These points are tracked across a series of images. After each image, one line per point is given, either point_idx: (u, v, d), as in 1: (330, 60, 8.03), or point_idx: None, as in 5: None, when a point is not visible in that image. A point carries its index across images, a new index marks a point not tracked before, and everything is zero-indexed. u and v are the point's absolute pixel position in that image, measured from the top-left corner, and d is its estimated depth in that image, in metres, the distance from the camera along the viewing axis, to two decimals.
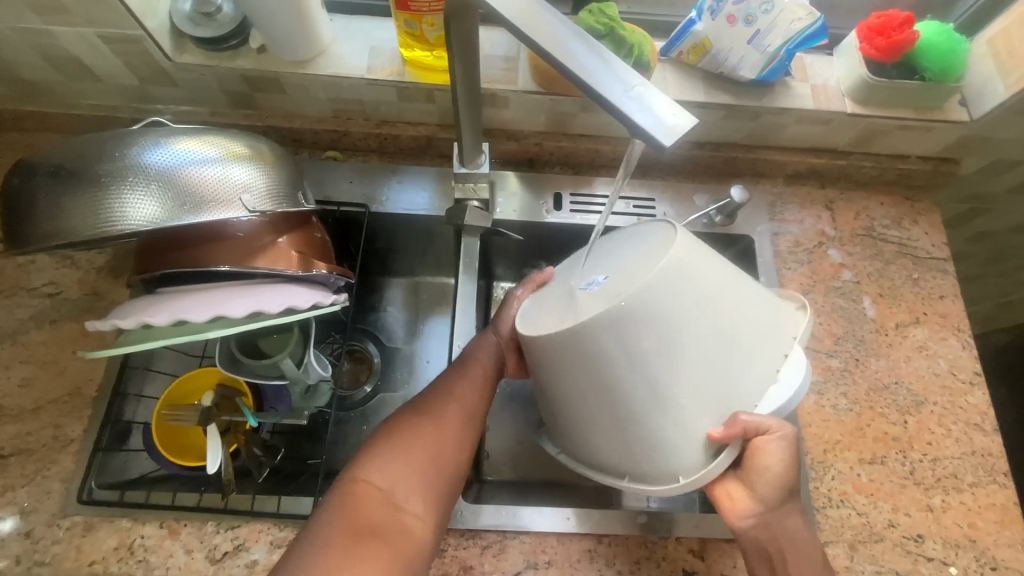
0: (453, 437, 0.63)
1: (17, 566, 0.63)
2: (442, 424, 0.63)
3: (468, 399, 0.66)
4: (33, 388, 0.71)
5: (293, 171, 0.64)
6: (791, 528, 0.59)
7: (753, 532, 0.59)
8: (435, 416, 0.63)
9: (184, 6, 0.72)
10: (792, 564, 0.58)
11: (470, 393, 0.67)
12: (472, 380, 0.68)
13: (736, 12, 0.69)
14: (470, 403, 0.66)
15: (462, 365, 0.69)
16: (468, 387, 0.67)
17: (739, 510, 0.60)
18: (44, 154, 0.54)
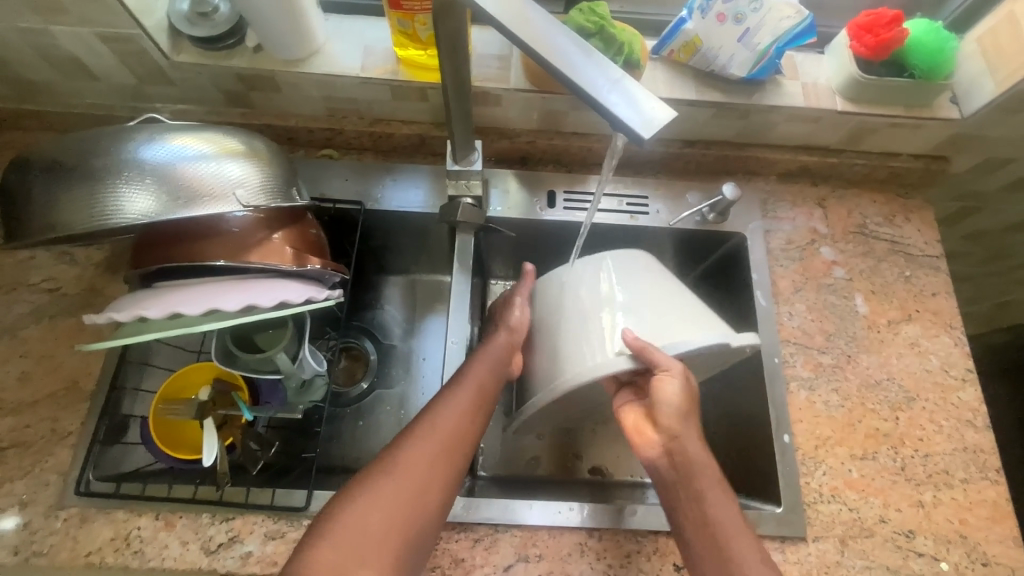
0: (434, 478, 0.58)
1: (14, 557, 0.64)
2: (423, 463, 0.58)
3: (455, 432, 0.61)
4: (31, 382, 0.72)
5: (287, 167, 0.65)
6: (699, 462, 0.61)
7: (658, 463, 0.63)
8: (415, 454, 0.58)
9: (181, 7, 0.73)
10: (695, 489, 0.59)
11: (457, 426, 0.62)
12: (460, 409, 0.63)
13: (725, 11, 0.70)
14: (456, 437, 0.61)
15: (438, 411, 0.62)
16: (441, 437, 0.60)
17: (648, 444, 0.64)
18: (41, 150, 0.56)
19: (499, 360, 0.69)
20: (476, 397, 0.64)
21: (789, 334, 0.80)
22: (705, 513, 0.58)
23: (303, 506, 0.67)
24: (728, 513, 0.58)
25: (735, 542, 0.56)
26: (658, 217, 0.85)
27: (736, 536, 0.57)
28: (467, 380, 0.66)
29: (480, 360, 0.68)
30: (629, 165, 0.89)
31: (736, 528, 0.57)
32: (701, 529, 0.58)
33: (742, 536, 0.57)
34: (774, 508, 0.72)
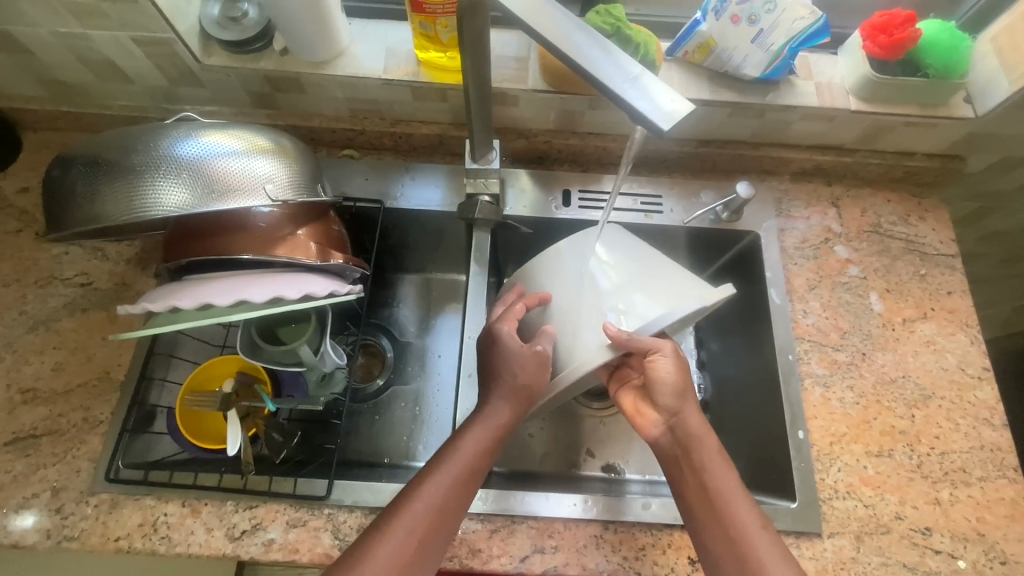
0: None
1: (47, 540, 0.66)
2: (391, 568, 0.54)
3: (428, 532, 0.57)
4: (64, 372, 0.74)
5: (313, 164, 0.67)
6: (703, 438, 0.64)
7: (661, 439, 0.66)
8: (383, 557, 0.55)
9: (212, 12, 0.76)
10: (695, 459, 0.63)
11: (430, 524, 0.57)
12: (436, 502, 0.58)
13: (740, 12, 0.71)
14: (428, 536, 0.57)
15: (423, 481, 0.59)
16: (425, 518, 0.57)
17: (649, 421, 0.69)
18: (82, 146, 0.58)
19: (490, 439, 0.62)
20: (457, 485, 0.59)
21: (804, 331, 0.81)
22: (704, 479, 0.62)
23: (325, 494, 0.69)
24: (729, 477, 0.62)
25: (733, 501, 0.60)
26: (672, 216, 0.86)
27: (734, 496, 0.61)
28: (449, 464, 0.60)
29: (469, 436, 0.62)
30: (643, 164, 0.90)
31: (733, 488, 0.61)
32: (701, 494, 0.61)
33: (738, 496, 0.61)
34: (790, 504, 0.72)
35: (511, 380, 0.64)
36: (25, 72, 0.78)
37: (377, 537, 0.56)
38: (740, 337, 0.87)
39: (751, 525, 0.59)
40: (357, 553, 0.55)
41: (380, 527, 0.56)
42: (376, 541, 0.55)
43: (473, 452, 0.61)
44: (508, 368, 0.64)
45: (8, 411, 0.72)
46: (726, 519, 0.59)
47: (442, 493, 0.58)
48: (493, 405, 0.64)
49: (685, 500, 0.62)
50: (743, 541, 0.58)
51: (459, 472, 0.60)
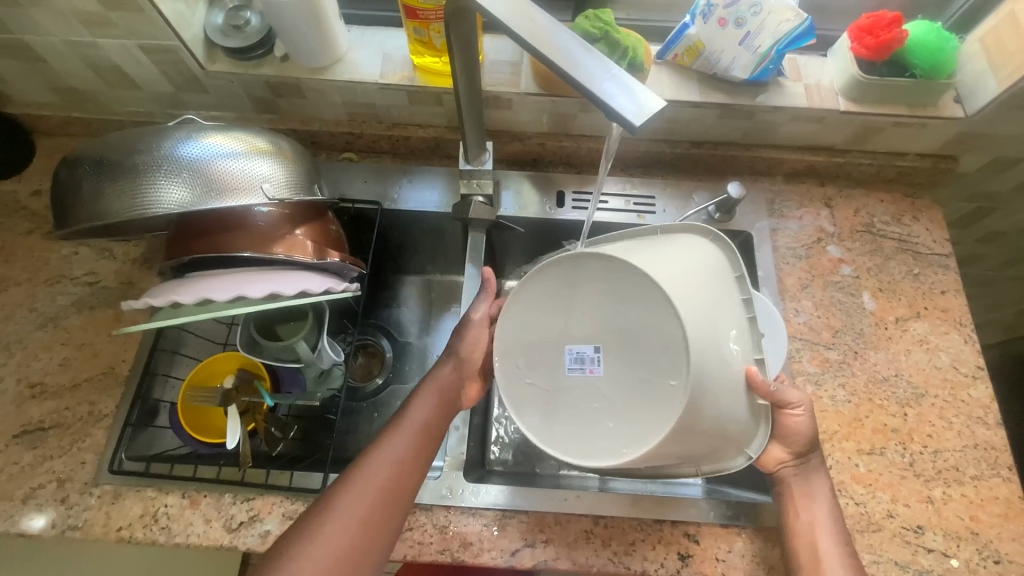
0: (367, 538, 0.55)
1: (52, 529, 0.68)
2: (355, 519, 0.56)
3: (389, 487, 0.58)
4: (71, 367, 0.77)
5: (310, 165, 0.70)
6: (820, 484, 0.68)
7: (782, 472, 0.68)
8: (348, 508, 0.56)
9: (216, 21, 0.79)
10: (795, 512, 0.67)
11: (391, 479, 0.59)
12: (397, 458, 0.60)
13: (727, 15, 0.73)
14: (391, 489, 0.58)
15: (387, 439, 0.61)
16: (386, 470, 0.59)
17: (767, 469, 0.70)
18: (88, 148, 0.61)
19: (440, 399, 0.65)
20: (415, 442, 0.62)
21: (795, 330, 0.81)
22: (801, 531, 0.66)
23: (320, 487, 0.70)
24: (821, 515, 0.66)
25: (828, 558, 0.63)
26: (665, 216, 0.87)
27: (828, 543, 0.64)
28: (405, 422, 0.63)
29: (420, 398, 0.65)
30: (636, 165, 0.91)
31: (831, 536, 0.65)
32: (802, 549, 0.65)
33: (834, 549, 0.64)
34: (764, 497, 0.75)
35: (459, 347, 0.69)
36: (39, 80, 0.82)
37: (342, 491, 0.57)
38: None
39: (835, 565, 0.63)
40: (324, 506, 0.56)
41: (344, 481, 0.58)
42: (340, 494, 0.57)
43: (426, 412, 0.64)
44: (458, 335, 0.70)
45: (17, 404, 0.74)
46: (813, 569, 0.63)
47: (402, 449, 0.61)
48: (443, 367, 0.68)
49: (795, 556, 0.65)
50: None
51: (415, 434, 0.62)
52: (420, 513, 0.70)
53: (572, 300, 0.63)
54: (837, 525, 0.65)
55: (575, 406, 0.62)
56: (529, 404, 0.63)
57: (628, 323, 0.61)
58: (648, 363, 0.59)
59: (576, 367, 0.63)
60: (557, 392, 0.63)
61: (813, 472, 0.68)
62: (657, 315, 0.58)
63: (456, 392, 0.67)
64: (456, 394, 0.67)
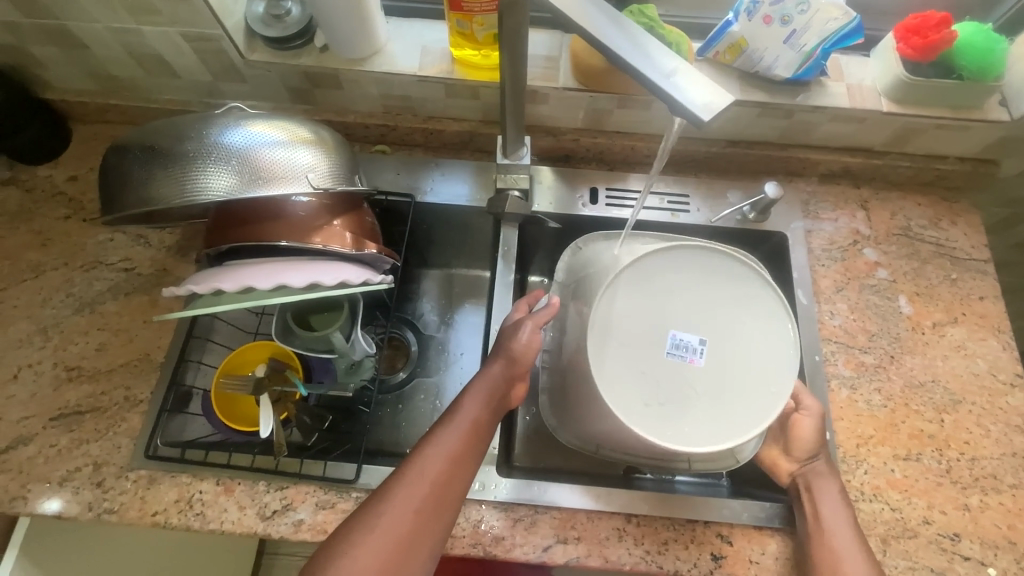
0: (420, 535, 0.54)
1: (89, 512, 0.69)
2: (409, 515, 0.55)
3: (443, 478, 0.58)
4: (107, 352, 0.77)
5: (350, 156, 0.70)
6: (826, 483, 0.68)
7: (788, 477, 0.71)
8: (400, 504, 0.55)
9: (256, 10, 0.79)
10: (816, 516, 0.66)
11: (446, 470, 0.58)
12: (448, 454, 0.59)
13: (772, 12, 0.72)
14: (444, 485, 0.57)
15: (442, 429, 0.61)
16: (442, 460, 0.59)
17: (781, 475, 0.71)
18: (137, 135, 0.61)
19: (492, 394, 0.65)
20: (465, 438, 0.61)
21: (830, 333, 0.81)
22: (823, 534, 0.65)
23: (353, 478, 0.70)
24: (830, 507, 0.66)
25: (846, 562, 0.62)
26: (699, 215, 0.87)
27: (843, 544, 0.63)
28: (455, 418, 0.62)
29: (472, 393, 0.64)
30: (669, 163, 0.90)
31: (848, 539, 0.64)
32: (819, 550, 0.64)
33: (852, 550, 0.63)
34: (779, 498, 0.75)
35: (505, 345, 0.68)
36: (80, 66, 0.82)
37: (393, 486, 0.56)
38: None
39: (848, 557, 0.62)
40: (375, 501, 0.56)
41: (395, 478, 0.57)
42: (392, 489, 0.56)
43: (478, 408, 0.63)
44: (502, 335, 0.70)
45: (54, 387, 0.75)
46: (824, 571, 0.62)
47: (455, 444, 0.60)
48: (493, 365, 0.67)
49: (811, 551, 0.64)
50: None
51: (466, 427, 0.61)
52: None
53: (685, 293, 0.66)
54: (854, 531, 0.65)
55: (667, 389, 0.63)
56: (620, 376, 0.63)
57: (717, 325, 0.66)
58: (744, 369, 0.64)
59: (674, 350, 0.64)
60: (650, 372, 0.64)
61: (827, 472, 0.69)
62: (761, 329, 0.66)
63: (505, 388, 0.66)
64: (505, 394, 0.66)
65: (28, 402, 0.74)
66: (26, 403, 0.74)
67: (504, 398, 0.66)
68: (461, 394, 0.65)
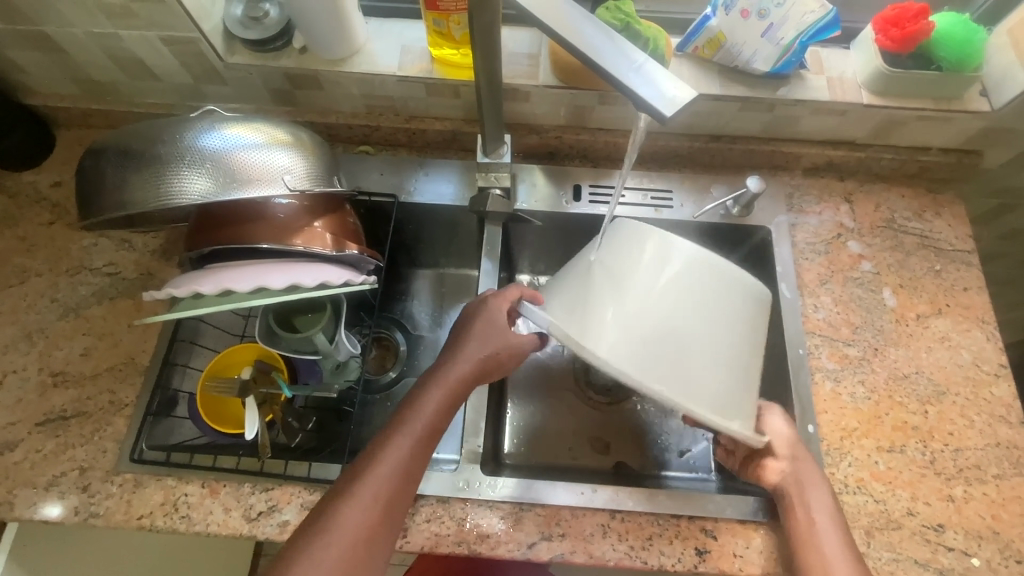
0: (364, 556, 0.55)
1: (74, 516, 0.69)
2: (357, 533, 0.55)
3: (391, 493, 0.58)
4: (92, 356, 0.78)
5: (330, 157, 0.70)
6: (809, 475, 0.67)
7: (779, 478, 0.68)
8: (347, 524, 0.55)
9: (235, 12, 0.79)
10: (802, 513, 0.65)
11: (395, 484, 0.59)
12: (397, 467, 0.59)
13: (750, 7, 0.73)
14: (390, 499, 0.58)
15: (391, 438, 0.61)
16: (388, 476, 0.58)
17: (769, 474, 0.68)
18: (112, 138, 0.61)
19: (448, 397, 0.64)
20: (416, 449, 0.61)
21: (814, 326, 0.81)
22: (809, 533, 0.64)
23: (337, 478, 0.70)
24: (818, 503, 0.65)
25: (834, 562, 0.61)
26: (682, 210, 0.86)
27: (830, 545, 0.62)
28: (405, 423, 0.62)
29: (428, 396, 0.63)
30: (654, 159, 0.90)
31: (836, 540, 0.63)
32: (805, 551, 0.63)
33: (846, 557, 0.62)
34: None
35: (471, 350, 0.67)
36: (61, 71, 0.82)
37: (342, 502, 0.57)
38: None
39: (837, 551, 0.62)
40: (314, 530, 0.55)
41: (345, 494, 0.57)
42: (335, 515, 0.56)
43: (430, 413, 0.63)
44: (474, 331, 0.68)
45: (40, 393, 0.75)
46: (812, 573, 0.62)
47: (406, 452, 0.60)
48: (449, 366, 0.65)
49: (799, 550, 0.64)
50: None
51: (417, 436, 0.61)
52: (437, 505, 0.70)
53: None
54: (838, 527, 0.64)
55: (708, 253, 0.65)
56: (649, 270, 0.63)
57: None
58: None
59: None
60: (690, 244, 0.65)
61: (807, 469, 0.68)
62: None
63: (467, 389, 0.65)
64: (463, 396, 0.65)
65: (14, 408, 0.74)
66: (12, 408, 0.74)
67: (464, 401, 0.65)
68: (413, 399, 0.64)
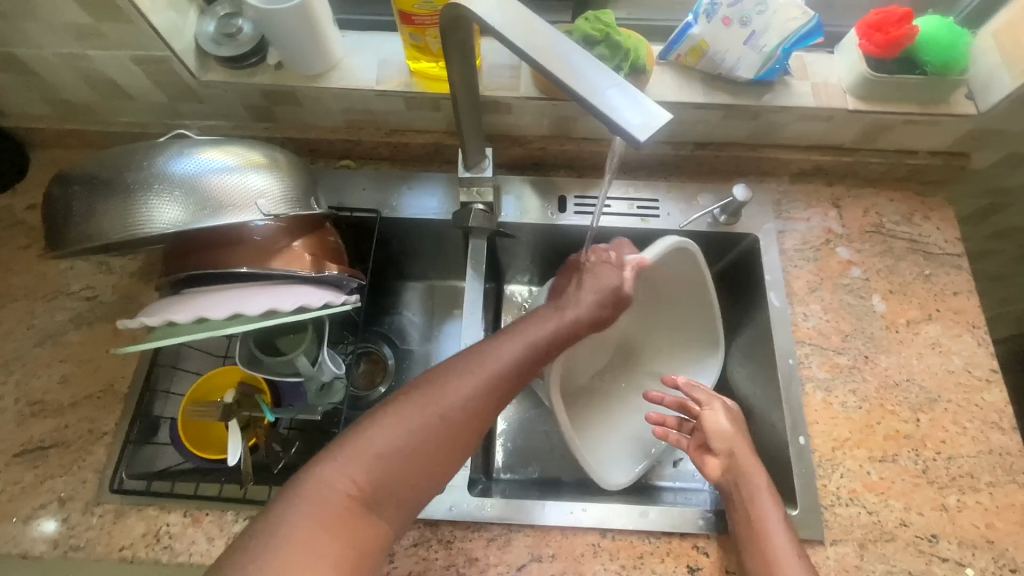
0: (449, 441, 0.57)
1: (55, 549, 0.68)
2: (447, 415, 0.58)
3: (486, 387, 0.61)
4: (70, 384, 0.76)
5: (307, 177, 0.68)
6: (754, 473, 0.67)
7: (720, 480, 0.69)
8: (441, 403, 0.58)
9: (208, 29, 0.77)
10: (760, 531, 0.63)
11: (494, 382, 0.61)
12: (496, 367, 0.62)
13: (732, 14, 0.72)
14: (485, 396, 0.60)
15: (497, 342, 0.65)
16: (487, 374, 0.61)
17: (712, 469, 0.70)
18: (79, 165, 0.60)
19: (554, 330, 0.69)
20: (521, 358, 0.65)
21: (804, 335, 0.80)
22: (767, 554, 0.61)
23: None
24: (768, 511, 0.64)
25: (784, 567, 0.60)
26: (670, 219, 0.85)
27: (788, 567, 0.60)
28: (478, 368, 0.62)
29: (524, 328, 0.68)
30: (640, 168, 0.89)
31: (795, 564, 0.60)
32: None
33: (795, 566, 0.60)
34: (792, 510, 0.71)
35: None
36: (32, 92, 0.80)
37: (443, 381, 0.59)
38: (743, 339, 0.86)
39: (785, 557, 0.61)
40: (409, 400, 0.58)
41: (445, 377, 0.60)
42: (430, 392, 0.59)
43: (514, 354, 0.64)
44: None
45: (18, 423, 0.74)
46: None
47: (472, 393, 0.60)
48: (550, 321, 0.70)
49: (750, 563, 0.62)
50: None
51: (523, 347, 0.66)
52: (425, 528, 0.69)
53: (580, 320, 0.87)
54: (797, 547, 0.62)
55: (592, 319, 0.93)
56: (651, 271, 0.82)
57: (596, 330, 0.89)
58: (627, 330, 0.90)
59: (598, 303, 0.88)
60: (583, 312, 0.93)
61: (760, 481, 0.66)
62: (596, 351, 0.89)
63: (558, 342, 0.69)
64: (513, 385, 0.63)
65: None
66: None
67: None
68: (501, 337, 0.66)
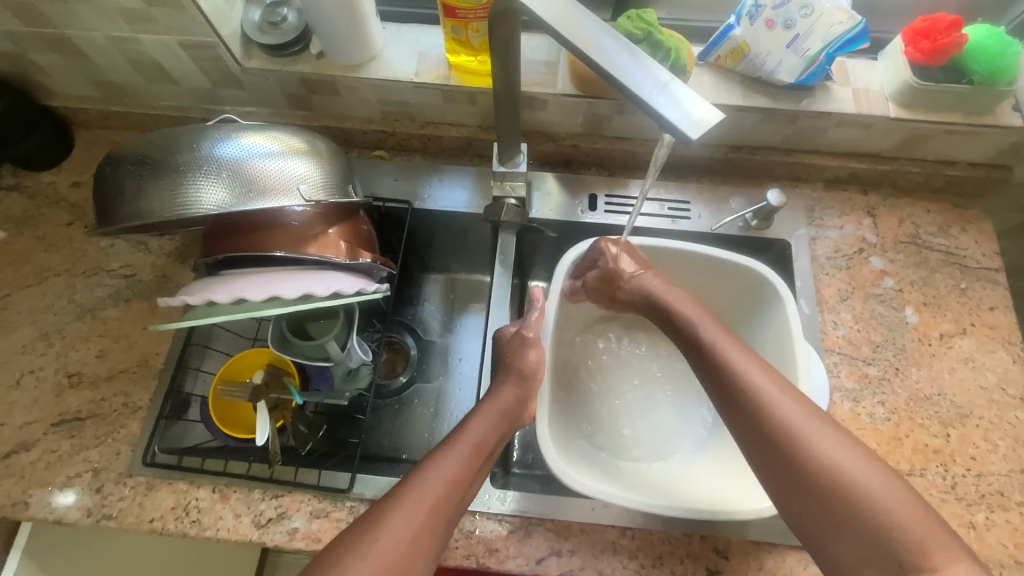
0: (409, 565, 0.50)
1: (88, 517, 0.70)
2: (403, 541, 0.51)
3: (440, 504, 0.54)
4: (107, 359, 0.78)
5: (345, 165, 0.69)
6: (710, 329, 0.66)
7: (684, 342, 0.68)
8: (395, 530, 0.51)
9: (253, 16, 0.79)
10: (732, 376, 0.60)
11: (445, 495, 0.55)
12: (447, 479, 0.56)
13: (775, 17, 0.71)
14: (439, 510, 0.54)
15: (444, 452, 0.59)
16: (439, 490, 0.55)
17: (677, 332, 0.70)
18: (131, 145, 0.61)
19: (496, 421, 0.64)
20: (467, 461, 0.59)
21: (833, 343, 0.79)
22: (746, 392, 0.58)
23: (347, 487, 0.70)
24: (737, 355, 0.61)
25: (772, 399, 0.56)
26: (700, 222, 0.85)
27: (776, 398, 0.56)
28: (405, 504, 0.53)
29: (479, 416, 0.64)
30: (672, 169, 0.89)
31: (778, 390, 0.57)
32: (772, 428, 0.54)
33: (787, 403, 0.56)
34: None
35: (509, 362, 0.69)
36: (80, 74, 0.83)
37: (389, 509, 0.53)
38: None
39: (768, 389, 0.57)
40: (360, 533, 0.51)
41: (393, 499, 0.54)
42: (381, 521, 0.52)
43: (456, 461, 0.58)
44: (508, 355, 0.69)
45: (56, 393, 0.76)
46: (783, 435, 0.54)
47: (425, 507, 0.54)
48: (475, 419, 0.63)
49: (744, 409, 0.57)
50: (840, 473, 0.50)
51: (466, 452, 0.59)
52: None
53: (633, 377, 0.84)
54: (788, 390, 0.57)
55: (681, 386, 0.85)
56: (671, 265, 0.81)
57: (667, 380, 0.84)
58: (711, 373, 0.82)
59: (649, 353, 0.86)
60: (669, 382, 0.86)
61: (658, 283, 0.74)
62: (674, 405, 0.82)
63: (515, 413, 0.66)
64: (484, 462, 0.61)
65: (30, 407, 0.75)
66: (29, 408, 0.75)
67: (512, 423, 0.66)
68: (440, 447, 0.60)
